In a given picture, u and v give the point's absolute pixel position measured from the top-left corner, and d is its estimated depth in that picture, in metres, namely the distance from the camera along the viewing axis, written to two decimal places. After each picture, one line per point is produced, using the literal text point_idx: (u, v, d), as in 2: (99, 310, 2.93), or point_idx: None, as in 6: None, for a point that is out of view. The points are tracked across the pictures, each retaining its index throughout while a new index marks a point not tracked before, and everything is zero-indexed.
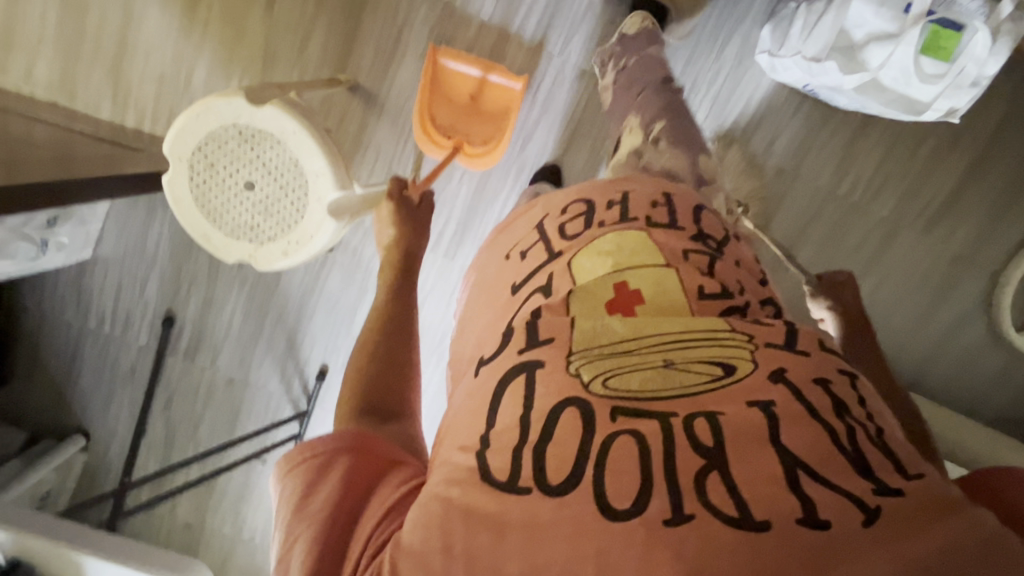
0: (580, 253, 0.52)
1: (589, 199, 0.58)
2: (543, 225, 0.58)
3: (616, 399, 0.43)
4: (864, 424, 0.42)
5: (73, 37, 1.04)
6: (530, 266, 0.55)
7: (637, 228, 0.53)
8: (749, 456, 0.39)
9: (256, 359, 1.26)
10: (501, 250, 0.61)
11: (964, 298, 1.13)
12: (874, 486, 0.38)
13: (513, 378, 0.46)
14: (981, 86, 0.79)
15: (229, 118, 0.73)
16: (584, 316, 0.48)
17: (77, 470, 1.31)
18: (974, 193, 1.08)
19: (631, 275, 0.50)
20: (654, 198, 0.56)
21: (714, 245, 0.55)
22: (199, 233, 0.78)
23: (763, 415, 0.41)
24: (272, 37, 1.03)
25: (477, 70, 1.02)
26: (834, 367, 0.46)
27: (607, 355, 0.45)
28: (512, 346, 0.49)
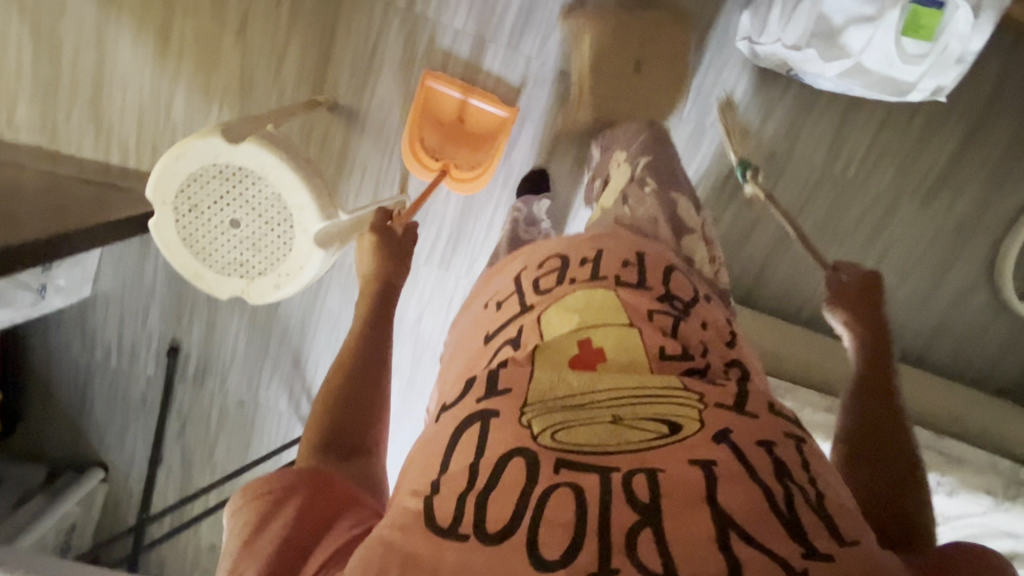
0: (549, 308, 0.55)
1: (564, 255, 0.60)
2: (521, 280, 0.60)
3: (562, 452, 0.45)
4: (804, 488, 0.44)
5: (49, 77, 1.03)
6: (504, 317, 0.58)
7: (604, 288, 0.55)
8: (685, 513, 0.41)
9: (263, 381, 1.28)
10: (481, 299, 0.65)
11: (966, 267, 1.12)
12: (804, 550, 0.40)
13: (469, 426, 0.49)
14: (967, 62, 0.77)
15: (209, 158, 0.73)
16: (543, 366, 0.52)
17: (100, 500, 1.35)
18: (971, 162, 1.06)
19: (595, 332, 0.53)
20: (625, 258, 0.59)
21: (682, 305, 0.56)
22: (191, 272, 0.79)
23: (702, 474, 0.43)
24: (248, 62, 1.02)
25: (457, 93, 1.02)
26: (781, 430, 0.48)
27: (563, 408, 0.48)
28: (473, 396, 0.52)
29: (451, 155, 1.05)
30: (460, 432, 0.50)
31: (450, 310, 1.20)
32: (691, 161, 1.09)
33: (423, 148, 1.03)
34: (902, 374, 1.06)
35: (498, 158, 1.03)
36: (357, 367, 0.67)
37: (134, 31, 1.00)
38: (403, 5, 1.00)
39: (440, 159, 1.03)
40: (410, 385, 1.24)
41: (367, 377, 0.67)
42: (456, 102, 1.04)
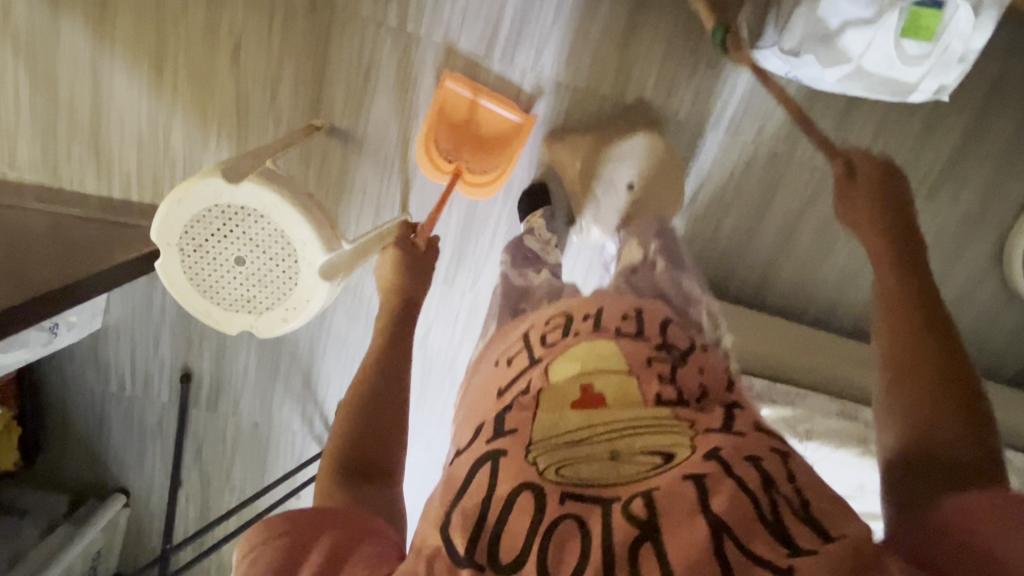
0: (556, 359, 0.60)
1: (568, 311, 0.65)
2: (528, 336, 0.65)
3: (567, 484, 0.49)
4: (790, 496, 0.47)
5: (47, 115, 1.04)
6: (513, 371, 0.61)
7: (605, 339, 0.61)
8: (680, 529, 0.45)
9: (276, 402, 1.29)
10: (491, 356, 0.67)
11: (975, 258, 1.11)
12: (789, 551, 0.43)
13: (481, 468, 0.52)
14: (968, 61, 0.76)
15: (210, 200, 0.73)
16: (547, 407, 0.55)
17: (122, 525, 1.37)
18: (976, 151, 1.05)
19: (597, 378, 0.57)
20: (625, 311, 0.64)
21: (679, 352, 0.60)
22: (199, 311, 0.80)
23: (695, 490, 0.46)
24: (244, 90, 1.02)
25: (468, 93, 1.02)
26: (767, 445, 0.51)
27: (565, 444, 0.52)
28: (482, 439, 0.55)
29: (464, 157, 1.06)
30: (472, 471, 0.52)
31: (457, 326, 1.20)
32: (692, 166, 1.07)
33: (436, 149, 1.04)
34: None
35: (509, 163, 1.04)
36: (370, 394, 0.67)
37: (128, 65, 1.00)
38: (395, 25, 0.99)
39: (453, 159, 1.05)
40: (420, 399, 1.26)
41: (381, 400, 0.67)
42: (465, 101, 1.03)
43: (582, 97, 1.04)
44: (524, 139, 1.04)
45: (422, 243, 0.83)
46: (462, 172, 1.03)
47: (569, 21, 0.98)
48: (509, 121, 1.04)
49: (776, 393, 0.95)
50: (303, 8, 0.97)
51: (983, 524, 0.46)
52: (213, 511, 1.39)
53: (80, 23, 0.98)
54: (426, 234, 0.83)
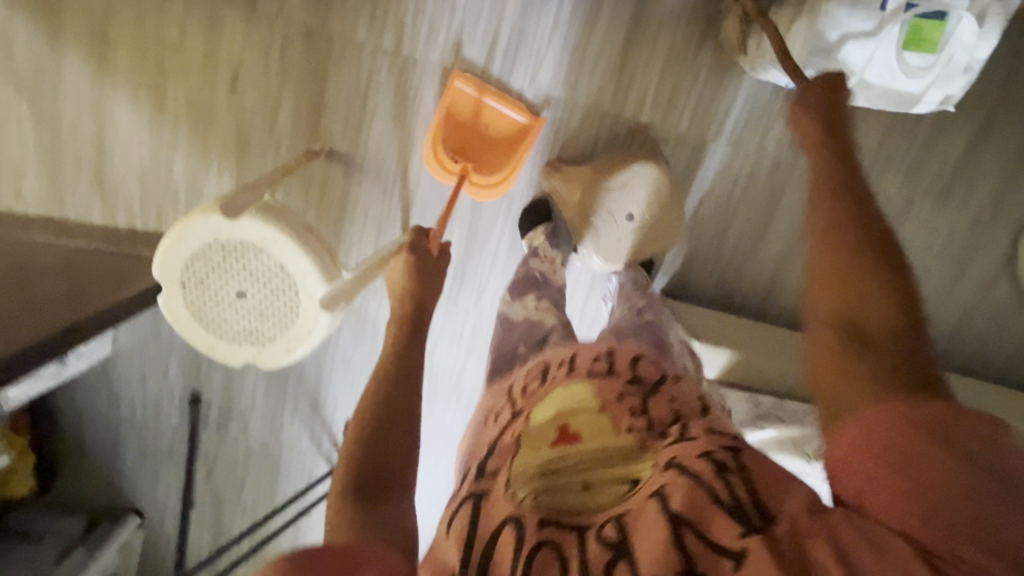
0: (535, 405, 0.61)
1: (546, 360, 0.68)
2: (510, 389, 0.67)
3: (542, 512, 0.51)
4: (739, 474, 0.48)
5: (52, 150, 1.05)
6: (496, 425, 0.62)
7: (579, 381, 0.62)
8: (646, 535, 0.46)
9: (285, 423, 1.30)
10: (479, 413, 0.68)
11: (987, 262, 1.09)
12: (743, 530, 0.44)
13: (463, 507, 0.53)
14: (974, 71, 0.75)
15: (210, 236, 0.73)
16: (525, 448, 0.56)
17: (138, 546, 1.39)
18: (987, 154, 1.02)
19: (574, 419, 0.58)
20: (597, 352, 0.66)
21: (650, 385, 0.62)
22: (203, 344, 0.80)
23: (659, 501, 0.48)
24: (243, 119, 1.03)
25: (473, 91, 1.00)
26: (720, 441, 0.53)
27: (539, 476, 0.53)
28: (470, 481, 0.56)
29: (470, 156, 1.04)
30: (457, 512, 0.54)
31: (461, 343, 1.20)
32: (695, 180, 1.06)
33: (442, 149, 1.02)
34: None
35: (517, 163, 1.02)
36: (379, 411, 0.61)
37: (130, 98, 1.01)
38: (391, 48, 0.98)
39: (459, 160, 1.03)
40: (426, 417, 1.26)
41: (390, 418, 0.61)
42: (471, 99, 1.01)
43: (581, 114, 1.03)
44: (533, 139, 1.02)
45: (435, 248, 0.82)
46: (468, 172, 1.01)
47: (566, 38, 0.97)
48: (515, 121, 1.02)
49: (784, 410, 0.92)
50: (300, 36, 0.98)
51: (902, 428, 0.44)
52: (226, 533, 1.40)
53: (81, 59, 0.99)
54: (438, 240, 0.82)
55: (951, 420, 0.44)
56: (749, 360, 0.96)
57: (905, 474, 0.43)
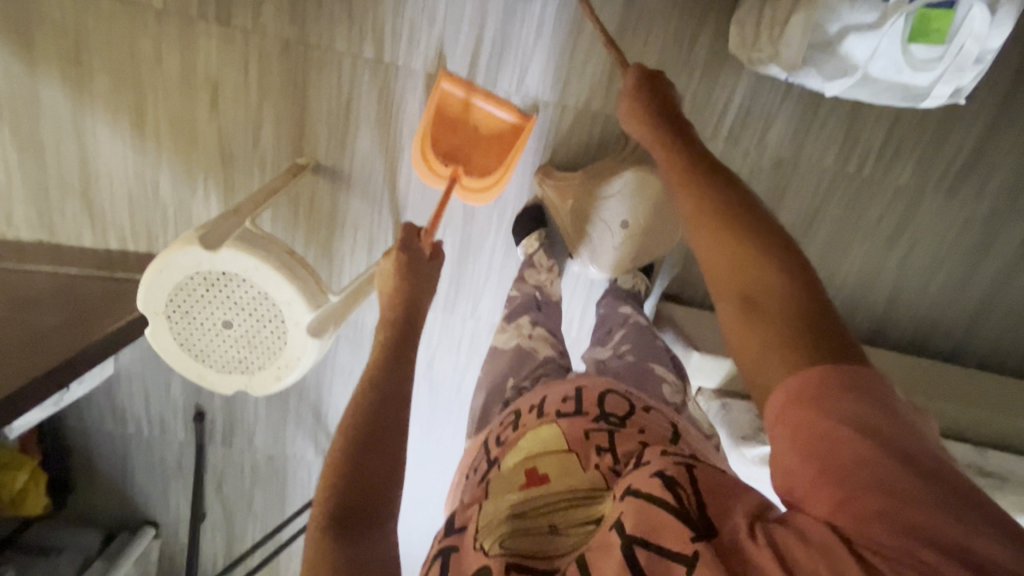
0: (506, 454, 0.62)
1: (517, 409, 0.69)
2: (488, 440, 0.69)
3: (509, 556, 0.50)
4: (686, 484, 0.49)
5: (38, 175, 1.04)
6: (476, 476, 0.64)
7: (547, 423, 0.63)
8: (605, 563, 0.46)
9: (289, 435, 1.30)
10: (464, 469, 0.71)
11: (1004, 252, 1.04)
12: (693, 533, 0.44)
13: (433, 565, 0.53)
14: (985, 62, 0.70)
15: (191, 267, 0.72)
16: (494, 495, 0.57)
17: (155, 556, 1.42)
18: (1004, 141, 0.97)
19: (540, 460, 0.58)
20: (565, 393, 0.67)
21: (618, 419, 0.63)
22: (194, 373, 0.79)
23: (616, 528, 0.47)
24: (226, 136, 1.01)
25: (462, 92, 0.97)
26: (673, 458, 0.52)
27: (505, 521, 0.53)
28: (439, 535, 0.57)
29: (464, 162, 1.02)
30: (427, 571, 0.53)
31: (461, 351, 1.19)
32: None
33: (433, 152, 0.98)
34: (933, 381, 1.02)
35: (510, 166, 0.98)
36: (365, 436, 0.57)
37: (112, 120, 1.00)
38: (371, 57, 0.95)
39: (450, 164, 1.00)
40: (429, 425, 1.26)
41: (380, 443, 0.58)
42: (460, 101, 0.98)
43: (572, 116, 0.99)
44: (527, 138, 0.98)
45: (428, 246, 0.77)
46: (459, 175, 0.98)
47: (553, 38, 0.93)
48: (505, 122, 1.00)
49: None
50: (277, 48, 0.95)
51: (805, 411, 0.43)
52: (240, 542, 1.43)
53: (59, 82, 0.97)
54: (430, 238, 0.78)
55: (843, 386, 0.42)
56: None
57: (813, 458, 0.41)
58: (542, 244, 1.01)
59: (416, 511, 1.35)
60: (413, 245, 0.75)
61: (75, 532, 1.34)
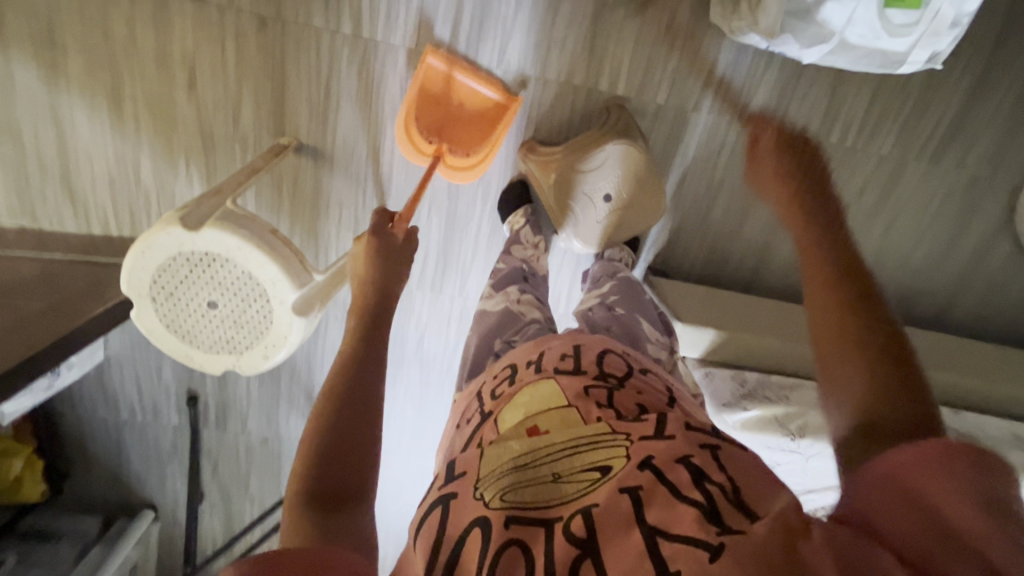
0: (503, 407, 0.63)
1: (513, 363, 0.71)
2: (481, 392, 0.70)
3: (512, 510, 0.51)
4: (721, 485, 0.49)
5: (16, 160, 1.03)
6: (469, 428, 0.65)
7: (546, 379, 0.65)
8: (617, 533, 0.47)
9: (282, 417, 1.32)
10: (455, 418, 0.72)
11: (986, 221, 1.05)
12: (720, 530, 0.44)
13: (432, 512, 0.55)
14: (962, 25, 0.71)
15: (173, 248, 0.72)
16: (496, 444, 0.58)
17: (154, 538, 1.44)
18: (984, 108, 0.97)
19: (540, 417, 0.60)
20: (564, 352, 0.69)
21: (616, 379, 0.65)
22: (181, 354, 0.80)
23: (630, 499, 0.49)
24: (205, 117, 1.00)
25: (445, 67, 0.95)
26: (697, 444, 0.54)
27: (508, 474, 0.55)
28: (437, 486, 0.59)
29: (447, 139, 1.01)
30: (424, 518, 0.55)
31: (449, 329, 1.20)
32: (678, 151, 1.03)
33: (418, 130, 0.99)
34: (916, 348, 1.04)
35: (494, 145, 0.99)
36: (339, 415, 0.60)
37: (88, 103, 0.98)
38: (350, 32, 0.94)
39: (434, 141, 1.00)
40: (422, 403, 1.27)
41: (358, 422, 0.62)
42: (442, 76, 0.97)
43: (555, 90, 0.99)
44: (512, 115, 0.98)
45: (402, 231, 0.80)
46: (443, 153, 0.98)
47: (534, 10, 0.92)
48: (490, 99, 0.99)
49: (769, 388, 0.93)
50: (253, 25, 0.93)
51: (911, 466, 0.44)
52: (238, 522, 1.45)
53: (31, 65, 0.95)
54: (403, 223, 0.81)
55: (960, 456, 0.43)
56: (733, 339, 0.96)
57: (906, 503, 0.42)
58: (528, 219, 1.02)
59: (412, 487, 1.38)
60: (384, 232, 0.78)
61: (74, 518, 1.36)
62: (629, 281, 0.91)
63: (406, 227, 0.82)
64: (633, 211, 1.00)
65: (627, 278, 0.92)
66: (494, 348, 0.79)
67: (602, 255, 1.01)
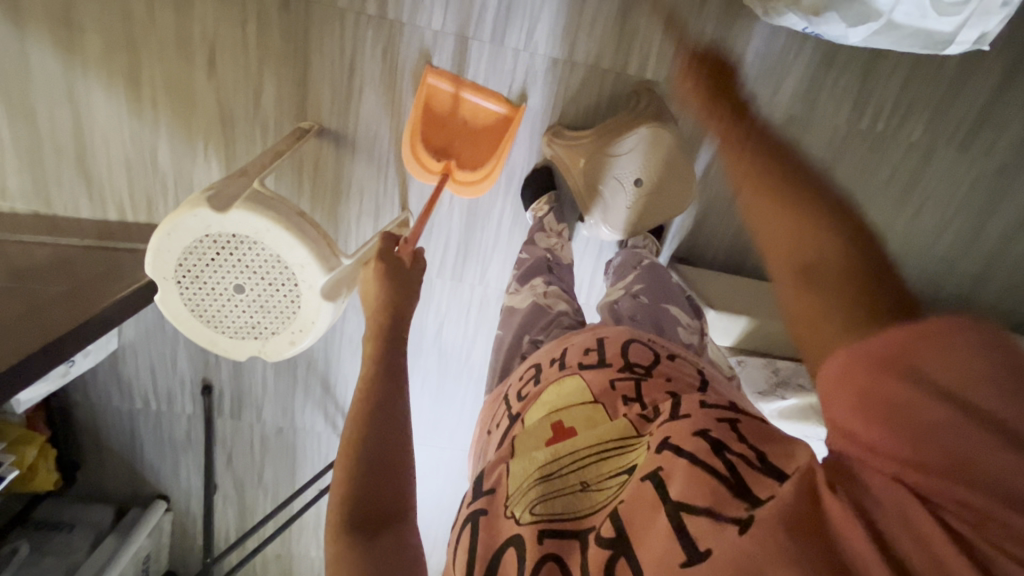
0: (529, 408, 0.62)
1: (537, 363, 0.69)
2: (508, 395, 0.69)
3: (543, 522, 0.50)
4: (743, 454, 0.46)
5: (31, 142, 1.01)
6: (498, 433, 0.64)
7: (571, 375, 0.63)
8: (645, 525, 0.45)
9: (298, 407, 1.30)
10: (484, 427, 0.70)
11: (1013, 210, 1.04)
12: (748, 504, 0.41)
13: (464, 528, 0.53)
14: (1013, 5, 0.69)
15: (201, 231, 0.70)
16: (518, 458, 0.57)
17: (168, 529, 1.43)
18: (1018, 95, 0.95)
19: (565, 415, 0.59)
20: (587, 345, 0.67)
21: (643, 369, 0.63)
22: (206, 341, 0.78)
23: (653, 484, 0.47)
24: (224, 99, 0.98)
25: (450, 87, 0.96)
26: (714, 418, 0.51)
27: (535, 483, 0.53)
28: (471, 494, 0.57)
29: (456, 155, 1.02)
30: (459, 533, 0.54)
31: (469, 319, 1.18)
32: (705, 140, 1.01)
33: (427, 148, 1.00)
34: None
35: (499, 162, 0.99)
36: (371, 423, 0.59)
37: (105, 83, 0.96)
38: (374, 12, 0.92)
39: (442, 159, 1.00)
40: (441, 393, 1.26)
41: (387, 415, 0.60)
42: (449, 96, 0.98)
43: (581, 74, 0.97)
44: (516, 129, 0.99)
45: (408, 255, 0.75)
46: (451, 169, 0.98)
47: None
48: (496, 114, 0.99)
49: (803, 376, 0.93)
50: (275, 3, 0.91)
51: (869, 361, 0.35)
52: (252, 513, 1.44)
53: (47, 45, 0.93)
54: (411, 246, 0.75)
55: (946, 340, 0.32)
56: (763, 327, 0.95)
57: (874, 409, 0.34)
58: (552, 206, 1.00)
59: (429, 477, 1.37)
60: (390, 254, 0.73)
61: (87, 508, 1.35)
62: (659, 271, 0.89)
63: (415, 250, 0.75)
64: (659, 198, 0.98)
65: (653, 267, 0.90)
66: (523, 348, 0.78)
67: (629, 246, 1.00)
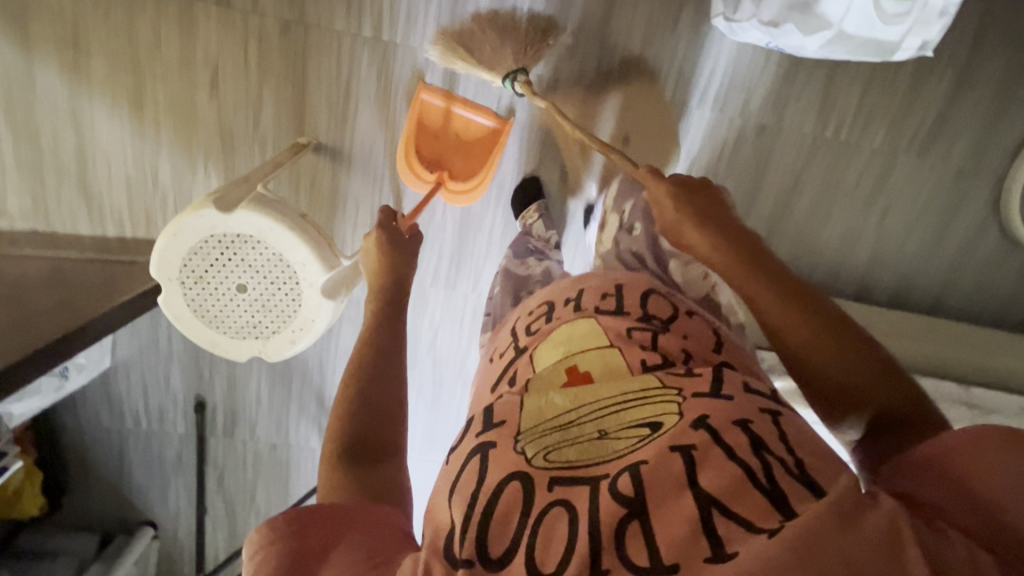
0: (541, 345, 0.66)
1: (551, 301, 0.72)
2: (516, 329, 0.73)
3: (555, 470, 0.52)
4: (782, 459, 0.48)
5: (33, 161, 1.04)
6: (502, 363, 0.69)
7: (585, 318, 0.66)
8: (669, 504, 0.46)
9: (291, 423, 1.30)
10: (490, 351, 0.75)
11: (974, 212, 1.10)
12: (783, 517, 0.43)
13: (470, 459, 0.55)
14: (949, 15, 0.77)
15: (206, 230, 0.73)
16: (535, 394, 0.59)
17: (153, 557, 1.39)
18: (967, 105, 1.03)
19: (580, 358, 0.62)
20: (604, 291, 0.69)
21: (661, 321, 0.66)
22: (208, 341, 0.80)
23: (681, 462, 0.48)
24: (224, 118, 1.02)
25: (440, 101, 1.02)
26: (755, 408, 0.53)
27: (553, 431, 0.55)
28: (473, 432, 0.59)
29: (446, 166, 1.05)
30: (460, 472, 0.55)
31: (463, 326, 1.20)
32: (683, 146, 1.07)
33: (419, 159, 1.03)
34: (920, 333, 1.09)
35: (488, 171, 1.02)
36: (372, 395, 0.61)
37: (109, 104, 1.00)
38: (370, 35, 0.98)
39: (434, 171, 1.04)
40: (436, 403, 1.27)
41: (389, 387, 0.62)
42: (440, 110, 1.03)
43: (566, 89, 1.04)
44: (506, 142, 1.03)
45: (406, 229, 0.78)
46: (443, 179, 1.02)
47: (546, 17, 0.98)
48: (484, 126, 1.04)
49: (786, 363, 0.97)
50: (275, 29, 0.97)
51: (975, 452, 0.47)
52: (241, 536, 1.41)
53: (54, 68, 0.98)
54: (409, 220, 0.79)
55: None
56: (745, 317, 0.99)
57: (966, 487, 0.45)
58: (540, 216, 1.02)
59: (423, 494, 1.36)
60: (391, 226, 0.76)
61: (70, 535, 1.31)
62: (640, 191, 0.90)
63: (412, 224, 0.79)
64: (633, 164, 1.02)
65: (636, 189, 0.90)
66: None
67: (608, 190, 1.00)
